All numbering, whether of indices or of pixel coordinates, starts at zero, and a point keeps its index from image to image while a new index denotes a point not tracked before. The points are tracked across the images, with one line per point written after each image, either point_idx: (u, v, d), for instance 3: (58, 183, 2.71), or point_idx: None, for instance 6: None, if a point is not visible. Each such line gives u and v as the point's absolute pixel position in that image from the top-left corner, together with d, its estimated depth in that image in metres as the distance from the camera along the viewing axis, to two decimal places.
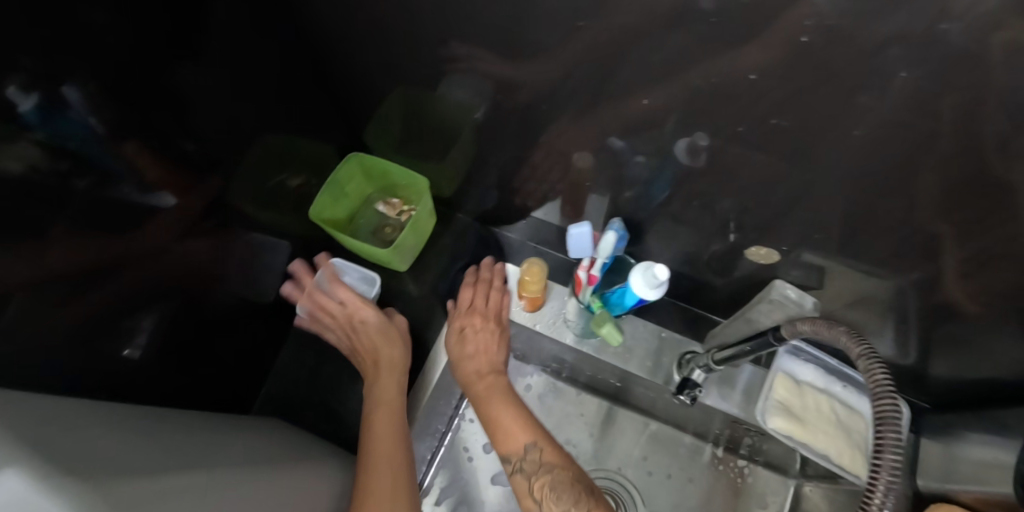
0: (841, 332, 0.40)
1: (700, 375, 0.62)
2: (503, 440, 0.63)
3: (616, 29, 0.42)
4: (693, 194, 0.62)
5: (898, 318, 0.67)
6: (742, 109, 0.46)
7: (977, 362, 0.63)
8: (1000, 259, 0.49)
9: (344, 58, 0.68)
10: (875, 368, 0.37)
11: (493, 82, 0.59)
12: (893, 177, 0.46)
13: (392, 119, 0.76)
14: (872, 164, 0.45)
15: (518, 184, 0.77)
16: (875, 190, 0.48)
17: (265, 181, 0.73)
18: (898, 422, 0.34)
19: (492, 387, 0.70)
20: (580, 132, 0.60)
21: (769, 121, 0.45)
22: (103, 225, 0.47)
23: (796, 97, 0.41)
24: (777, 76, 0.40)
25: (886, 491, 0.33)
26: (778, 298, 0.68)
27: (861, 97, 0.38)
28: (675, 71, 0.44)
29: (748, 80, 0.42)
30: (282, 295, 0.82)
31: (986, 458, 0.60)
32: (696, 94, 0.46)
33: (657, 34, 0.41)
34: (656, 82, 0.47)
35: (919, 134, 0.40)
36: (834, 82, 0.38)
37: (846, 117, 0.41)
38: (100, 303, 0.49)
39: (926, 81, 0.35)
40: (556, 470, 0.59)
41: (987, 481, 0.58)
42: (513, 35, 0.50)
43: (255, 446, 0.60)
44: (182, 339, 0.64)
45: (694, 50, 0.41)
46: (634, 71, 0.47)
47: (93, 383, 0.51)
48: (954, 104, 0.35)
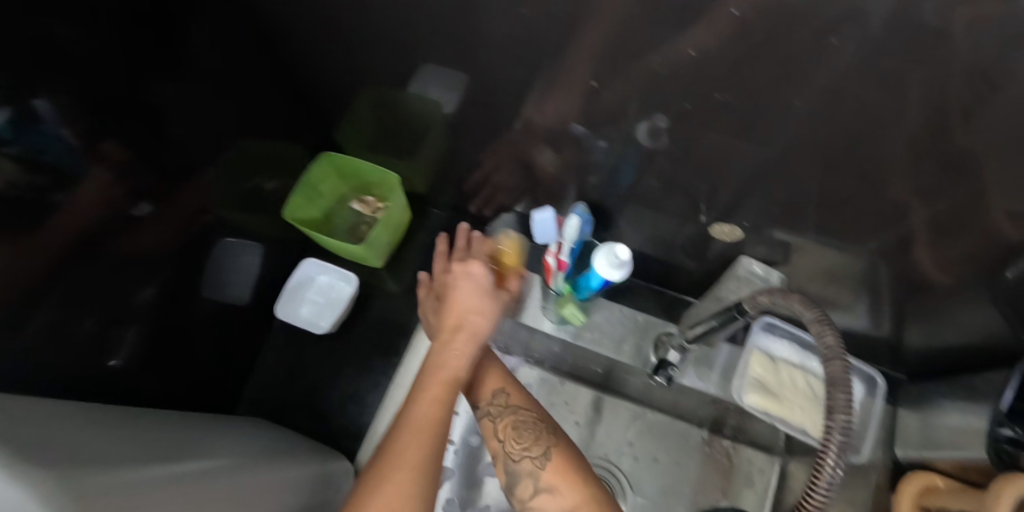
0: (795, 300, 0.41)
1: (676, 355, 0.63)
2: (489, 400, 0.59)
3: (555, 11, 0.43)
4: (661, 178, 0.62)
5: (870, 288, 0.68)
6: (686, 88, 0.46)
7: (946, 329, 0.65)
8: (962, 218, 0.51)
9: (303, 56, 0.67)
10: (827, 332, 0.37)
11: (451, 72, 0.59)
12: (842, 146, 0.47)
13: (363, 118, 0.75)
14: (827, 132, 0.46)
15: (487, 176, 0.77)
16: (828, 158, 0.49)
17: (239, 184, 0.72)
18: (849, 383, 0.35)
19: (479, 362, 0.65)
20: (544, 120, 0.60)
21: (713, 97, 0.46)
22: (85, 233, 0.48)
23: (735, 72, 0.42)
24: (714, 52, 0.41)
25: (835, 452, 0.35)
26: (745, 274, 0.69)
27: (801, 67, 0.39)
28: (618, 54, 0.45)
29: (695, 58, 0.42)
30: (259, 299, 0.81)
31: (962, 425, 0.61)
32: (642, 75, 0.47)
33: (594, 15, 0.42)
34: (603, 64, 0.47)
35: (861, 99, 0.41)
36: (767, 55, 0.39)
37: (787, 88, 0.42)
38: (70, 313, 0.48)
39: (855, 46, 0.36)
40: (520, 411, 0.55)
41: (965, 447, 0.60)
42: (461, 22, 0.50)
43: (246, 442, 0.60)
44: (163, 344, 0.64)
45: (628, 31, 0.42)
46: (579, 55, 0.47)
47: (79, 389, 0.51)
48: (892, 65, 0.36)
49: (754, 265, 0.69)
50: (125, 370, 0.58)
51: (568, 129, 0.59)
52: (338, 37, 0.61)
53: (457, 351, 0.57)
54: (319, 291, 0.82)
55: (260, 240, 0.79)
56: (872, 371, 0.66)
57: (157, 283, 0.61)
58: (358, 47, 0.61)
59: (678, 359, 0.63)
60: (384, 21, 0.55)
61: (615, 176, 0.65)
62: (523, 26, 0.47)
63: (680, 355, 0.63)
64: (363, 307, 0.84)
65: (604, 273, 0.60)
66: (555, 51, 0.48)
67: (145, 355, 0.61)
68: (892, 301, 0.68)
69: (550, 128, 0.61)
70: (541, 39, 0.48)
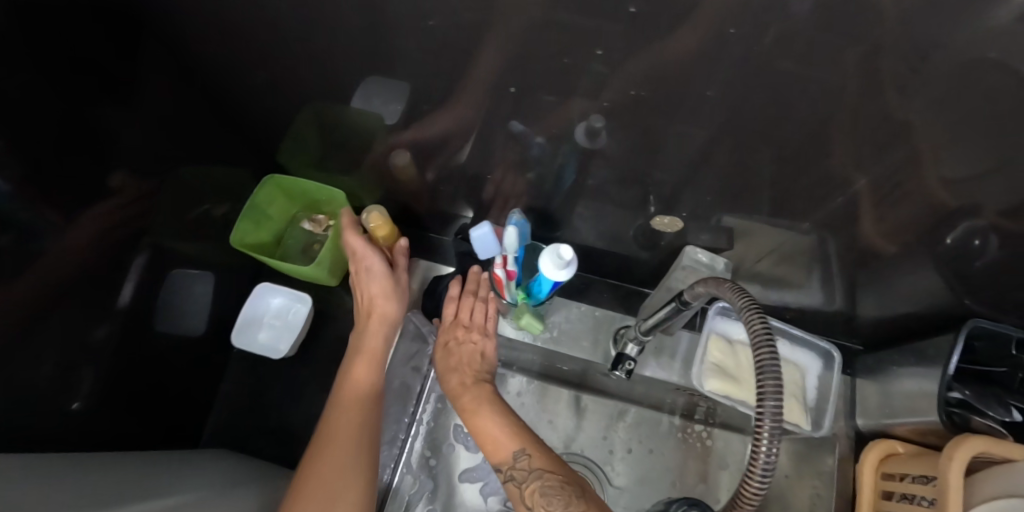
0: (727, 287, 0.42)
1: (634, 349, 0.62)
2: (493, 443, 0.59)
3: (462, 22, 0.43)
4: (604, 174, 0.62)
5: (818, 265, 0.69)
6: (603, 85, 0.47)
7: (896, 293, 0.67)
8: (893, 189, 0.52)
9: (235, 83, 0.66)
10: (754, 317, 0.38)
11: (379, 87, 0.59)
12: (759, 130, 0.48)
13: (306, 137, 0.73)
14: (744, 118, 0.47)
15: (434, 186, 0.77)
16: (748, 144, 0.50)
17: (183, 214, 0.70)
18: (776, 367, 0.35)
19: (479, 396, 0.65)
20: (478, 129, 0.60)
21: (629, 93, 0.47)
22: (17, 281, 0.46)
23: (642, 68, 0.43)
24: (619, 50, 0.41)
25: (772, 437, 0.34)
26: (691, 263, 0.70)
27: (702, 59, 0.40)
28: (530, 57, 0.45)
29: (603, 57, 0.43)
30: (217, 328, 0.80)
31: (915, 389, 0.63)
32: (558, 79, 0.47)
33: (499, 24, 0.42)
34: (518, 68, 0.47)
35: (764, 83, 0.42)
36: (667, 51, 0.40)
37: (696, 78, 0.43)
38: (17, 359, 0.47)
39: (750, 31, 0.37)
40: (545, 475, 0.54)
41: (919, 411, 0.62)
42: (377, 38, 0.50)
43: (205, 476, 0.59)
44: (122, 383, 0.63)
45: (534, 36, 0.42)
46: (495, 63, 0.48)
47: (25, 436, 0.50)
48: (786, 46, 0.37)
49: (698, 254, 0.70)
50: (80, 413, 0.57)
51: (507, 133, 0.59)
52: (269, 62, 0.59)
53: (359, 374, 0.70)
54: (276, 314, 0.81)
55: (212, 270, 0.77)
56: (827, 345, 0.68)
57: (112, 323, 0.60)
58: (291, 68, 0.60)
59: (636, 352, 0.63)
60: (310, 40, 0.54)
61: (559, 177, 0.65)
62: (445, 36, 0.46)
63: (638, 348, 0.63)
64: (325, 327, 0.84)
65: (550, 275, 0.58)
66: (480, 59, 0.48)
67: (104, 396, 0.60)
68: (842, 277, 0.69)
69: (489, 135, 0.61)
70: (464, 48, 0.47)
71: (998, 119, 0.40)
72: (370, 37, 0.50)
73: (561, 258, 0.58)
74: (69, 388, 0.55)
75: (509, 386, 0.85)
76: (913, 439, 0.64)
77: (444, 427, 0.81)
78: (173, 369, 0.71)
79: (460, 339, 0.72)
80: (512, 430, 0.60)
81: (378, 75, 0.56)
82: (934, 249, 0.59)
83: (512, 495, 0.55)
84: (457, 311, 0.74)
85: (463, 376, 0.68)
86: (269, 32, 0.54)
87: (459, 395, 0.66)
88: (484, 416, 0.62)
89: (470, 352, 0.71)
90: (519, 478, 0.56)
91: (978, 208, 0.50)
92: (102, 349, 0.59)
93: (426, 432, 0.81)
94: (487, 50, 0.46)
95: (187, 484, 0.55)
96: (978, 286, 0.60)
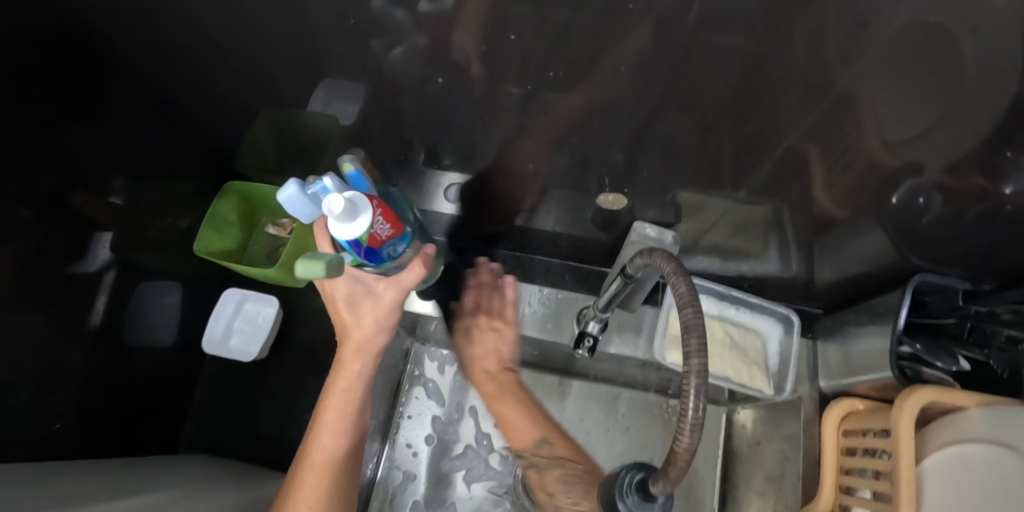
0: (658, 256, 0.43)
1: (595, 327, 0.64)
2: (516, 433, 0.69)
3: (380, 16, 0.44)
4: (549, 161, 0.63)
5: (769, 235, 0.70)
6: (522, 72, 0.48)
7: (846, 253, 0.68)
8: (820, 155, 0.53)
9: (188, 96, 0.67)
10: (681, 280, 0.38)
11: (318, 90, 0.60)
12: (682, 107, 0.49)
13: (265, 145, 0.75)
14: (665, 95, 0.48)
15: (390, 184, 0.78)
16: (673, 121, 0.51)
17: (149, 226, 0.71)
18: (699, 327, 0.36)
19: (503, 386, 0.74)
20: (420, 125, 0.61)
21: (548, 75, 0.47)
22: None
23: (556, 50, 0.44)
24: (531, 34, 0.43)
25: (698, 396, 0.35)
26: (640, 237, 0.68)
27: (610, 37, 0.42)
28: (450, 49, 0.47)
29: (518, 43, 0.44)
30: (189, 337, 0.81)
31: (871, 347, 0.65)
32: (481, 69, 0.49)
33: (415, 17, 0.43)
34: (440, 60, 0.48)
35: (673, 57, 0.43)
36: (575, 31, 0.42)
37: (608, 58, 0.44)
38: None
39: (648, 6, 0.38)
40: (567, 463, 0.63)
41: (875, 368, 0.64)
42: (307, 41, 0.51)
43: (186, 475, 0.61)
44: (99, 395, 0.64)
45: (449, 26, 0.44)
46: (418, 56, 0.49)
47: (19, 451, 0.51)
48: (684, 18, 0.38)
49: (647, 228, 0.68)
50: (62, 427, 0.59)
51: (452, 126, 0.60)
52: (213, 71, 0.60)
53: (354, 367, 0.59)
54: (245, 319, 0.83)
55: (180, 280, 0.79)
56: (785, 310, 0.72)
57: (87, 339, 0.62)
58: (238, 78, 0.60)
59: (597, 330, 0.64)
60: (249, 44, 0.54)
61: (510, 166, 0.66)
62: (377, 28, 0.46)
63: (599, 325, 0.64)
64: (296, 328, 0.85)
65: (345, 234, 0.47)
66: (414, 49, 0.48)
67: (80, 407, 0.62)
68: (795, 243, 0.70)
69: (434, 128, 0.61)
70: (396, 39, 0.47)
71: (911, 77, 0.41)
72: (305, 35, 0.50)
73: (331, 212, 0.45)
74: (49, 401, 0.56)
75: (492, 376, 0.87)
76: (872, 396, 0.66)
77: (422, 420, 0.85)
78: (146, 380, 0.72)
79: (482, 327, 0.78)
80: (534, 419, 0.69)
81: (320, 75, 0.56)
82: (876, 211, 0.60)
83: (535, 480, 0.70)
84: (477, 299, 0.79)
85: (489, 365, 0.76)
86: (210, 40, 0.54)
87: (484, 383, 0.76)
88: (501, 405, 0.71)
89: (492, 339, 0.77)
90: (542, 463, 0.66)
91: (913, 166, 0.51)
92: (76, 367, 0.61)
93: (407, 426, 0.85)
94: (416, 40, 0.46)
95: (159, 482, 0.57)
96: (922, 240, 0.62)
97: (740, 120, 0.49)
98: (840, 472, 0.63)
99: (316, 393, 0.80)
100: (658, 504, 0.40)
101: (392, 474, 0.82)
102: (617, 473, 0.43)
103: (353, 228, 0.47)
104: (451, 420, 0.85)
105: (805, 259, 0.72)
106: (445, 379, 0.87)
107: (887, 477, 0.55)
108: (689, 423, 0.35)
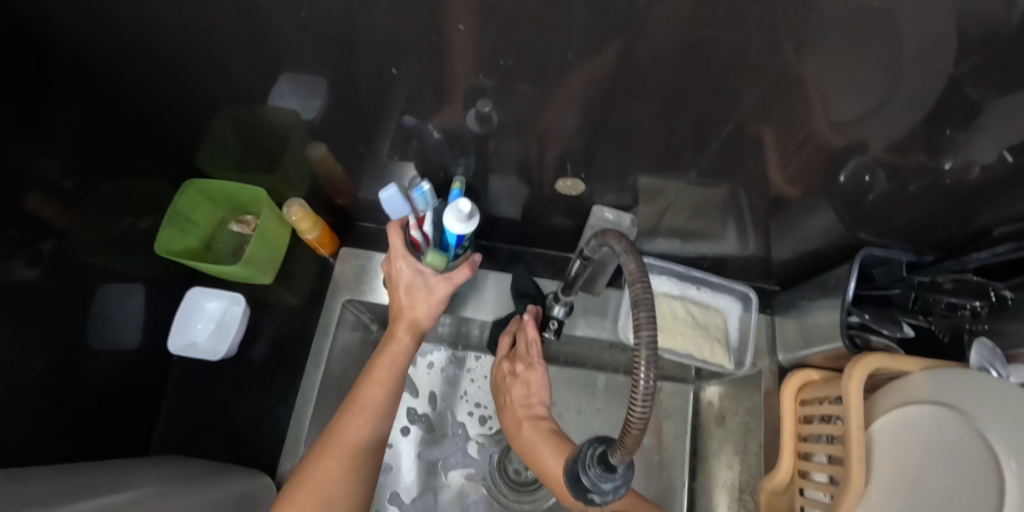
0: (611, 237, 0.44)
1: (560, 311, 0.67)
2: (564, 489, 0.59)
3: (331, 8, 0.44)
4: (510, 149, 0.64)
5: (728, 216, 0.72)
6: (477, 62, 0.48)
7: (799, 230, 0.71)
8: (768, 136, 0.55)
9: (143, 96, 0.65)
10: (632, 259, 0.41)
11: (273, 85, 0.59)
12: (632, 92, 0.50)
13: (226, 142, 0.74)
14: (616, 81, 0.49)
15: (355, 176, 0.77)
16: (625, 107, 0.52)
17: (108, 227, 0.70)
18: (649, 301, 0.38)
19: (535, 432, 0.65)
20: (380, 117, 0.61)
21: (501, 64, 0.48)
22: None
23: (507, 40, 0.45)
24: (482, 24, 0.43)
25: (649, 363, 0.37)
26: (599, 222, 0.75)
27: (557, 25, 0.42)
28: (403, 40, 0.47)
29: (469, 32, 0.44)
30: (155, 339, 0.80)
31: (823, 320, 0.68)
32: (434, 60, 0.49)
33: (367, 7, 0.43)
34: (394, 52, 0.49)
35: (621, 43, 0.44)
36: (524, 20, 0.42)
37: (558, 46, 0.45)
38: None
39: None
40: None
41: (827, 338, 0.67)
42: (259, 34, 0.51)
43: (157, 476, 0.61)
44: (64, 400, 0.63)
45: (401, 17, 0.44)
46: (372, 48, 0.49)
47: None
48: (628, 5, 0.39)
49: (605, 213, 0.75)
50: (25, 433, 0.58)
51: (415, 117, 0.60)
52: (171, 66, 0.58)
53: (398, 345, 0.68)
54: (211, 319, 0.82)
55: (143, 282, 0.77)
56: (744, 289, 0.75)
57: (49, 346, 0.61)
58: (196, 72, 0.59)
59: (562, 313, 0.67)
60: (205, 37, 0.53)
61: (472, 156, 0.66)
62: (336, 18, 0.46)
63: (565, 309, 0.67)
64: (265, 326, 0.84)
65: (453, 229, 0.61)
66: (374, 39, 0.47)
67: (45, 414, 0.60)
68: (751, 222, 0.72)
69: (393, 118, 0.61)
70: (355, 27, 0.46)
71: (845, 56, 0.42)
72: (262, 24, 0.49)
73: (462, 212, 0.61)
74: (12, 409, 0.55)
75: (465, 366, 0.89)
76: (826, 366, 0.69)
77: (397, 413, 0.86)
78: (110, 385, 0.71)
79: (518, 371, 0.71)
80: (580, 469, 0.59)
81: (280, 67, 0.55)
82: (824, 189, 0.62)
83: None
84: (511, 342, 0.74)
85: (516, 414, 0.68)
86: (165, 33, 0.53)
87: (516, 437, 0.67)
88: (545, 455, 0.62)
89: (520, 386, 0.70)
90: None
91: (856, 143, 0.53)
92: (40, 376, 0.59)
93: None
94: (376, 28, 0.46)
95: (129, 484, 0.56)
96: (869, 210, 0.64)
97: (688, 103, 0.51)
98: (798, 440, 0.66)
99: (287, 389, 0.80)
100: (619, 474, 0.42)
101: None
102: (580, 449, 0.46)
103: (460, 225, 0.61)
104: (426, 410, 0.86)
105: (761, 237, 0.75)
106: (419, 371, 0.88)
107: (841, 442, 0.58)
108: (642, 392, 0.37)
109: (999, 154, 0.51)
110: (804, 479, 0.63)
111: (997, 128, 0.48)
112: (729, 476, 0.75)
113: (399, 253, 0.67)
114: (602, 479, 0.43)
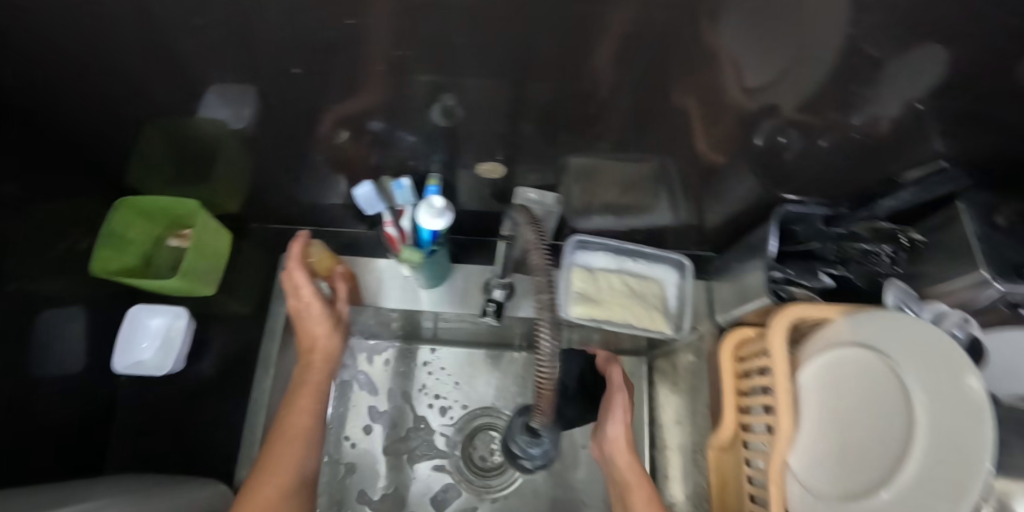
0: (526, 217, 0.45)
1: (500, 293, 0.67)
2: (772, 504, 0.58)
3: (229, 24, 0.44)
4: (433, 141, 0.65)
5: (659, 187, 0.74)
6: (385, 66, 0.48)
7: (724, 194, 0.74)
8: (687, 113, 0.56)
9: (61, 120, 0.64)
10: (541, 242, 0.41)
11: (194, 98, 0.59)
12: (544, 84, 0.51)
13: (154, 157, 0.73)
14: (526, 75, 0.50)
15: (292, 179, 0.77)
16: (543, 100, 0.54)
17: (45, 256, 0.69)
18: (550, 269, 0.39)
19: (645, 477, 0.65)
20: (304, 121, 0.61)
21: (411, 67, 0.48)
22: None
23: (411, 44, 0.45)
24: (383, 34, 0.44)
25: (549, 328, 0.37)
26: (524, 202, 0.76)
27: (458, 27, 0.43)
28: (311, 52, 0.47)
29: (374, 43, 0.45)
30: (102, 362, 0.79)
31: (750, 280, 0.71)
32: (344, 67, 0.49)
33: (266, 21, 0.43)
34: (302, 61, 0.49)
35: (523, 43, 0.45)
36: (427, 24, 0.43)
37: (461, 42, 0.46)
38: None
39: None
40: None
41: (752, 296, 0.70)
42: (166, 52, 0.50)
43: (117, 493, 0.61)
44: (13, 434, 0.63)
45: (303, 30, 0.44)
46: (281, 59, 0.49)
47: None
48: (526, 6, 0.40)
49: (528, 193, 0.76)
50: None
51: (331, 114, 0.59)
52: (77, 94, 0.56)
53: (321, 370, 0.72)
54: (155, 335, 0.82)
55: (82, 306, 0.76)
56: (678, 256, 0.77)
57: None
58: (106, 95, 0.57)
59: (503, 295, 0.67)
60: (104, 56, 0.50)
61: (396, 149, 0.67)
62: (229, 24, 0.44)
63: (504, 290, 0.67)
64: (214, 337, 0.85)
65: (426, 225, 0.62)
66: (275, 42, 0.45)
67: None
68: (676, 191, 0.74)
69: (318, 122, 0.61)
70: (251, 32, 0.45)
71: (747, 42, 0.43)
72: (156, 38, 0.47)
73: (435, 207, 0.62)
74: None
75: (423, 359, 0.90)
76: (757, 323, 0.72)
77: (359, 410, 0.87)
78: (58, 414, 0.70)
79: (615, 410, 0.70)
80: None
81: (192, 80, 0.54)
82: (745, 155, 0.64)
83: None
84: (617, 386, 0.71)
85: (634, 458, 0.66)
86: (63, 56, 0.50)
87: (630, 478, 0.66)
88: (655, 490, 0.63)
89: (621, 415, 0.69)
90: None
91: (767, 112, 0.55)
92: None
93: (343, 419, 0.86)
94: (276, 37, 0.45)
95: (85, 504, 0.57)
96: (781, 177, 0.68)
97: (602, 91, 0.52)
98: (739, 395, 0.69)
99: (239, 398, 0.81)
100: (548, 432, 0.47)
101: (334, 468, 0.83)
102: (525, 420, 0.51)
103: (436, 220, 0.62)
104: (388, 407, 0.87)
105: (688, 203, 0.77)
106: (375, 368, 0.89)
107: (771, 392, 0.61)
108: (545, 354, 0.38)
109: (899, 110, 0.53)
110: (747, 432, 0.66)
111: (895, 88, 0.49)
112: (681, 436, 0.80)
113: (303, 283, 0.72)
114: (530, 448, 0.60)
